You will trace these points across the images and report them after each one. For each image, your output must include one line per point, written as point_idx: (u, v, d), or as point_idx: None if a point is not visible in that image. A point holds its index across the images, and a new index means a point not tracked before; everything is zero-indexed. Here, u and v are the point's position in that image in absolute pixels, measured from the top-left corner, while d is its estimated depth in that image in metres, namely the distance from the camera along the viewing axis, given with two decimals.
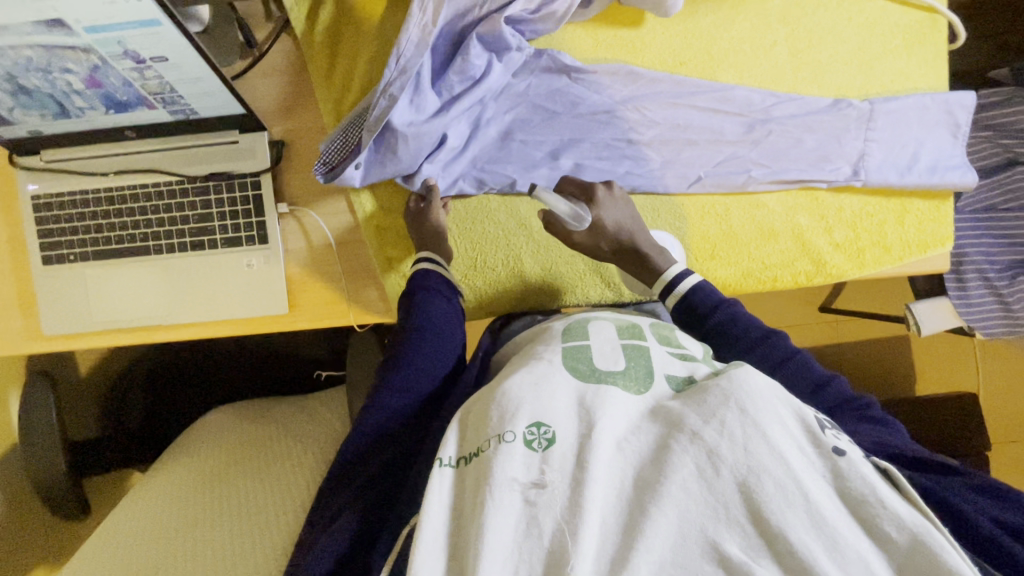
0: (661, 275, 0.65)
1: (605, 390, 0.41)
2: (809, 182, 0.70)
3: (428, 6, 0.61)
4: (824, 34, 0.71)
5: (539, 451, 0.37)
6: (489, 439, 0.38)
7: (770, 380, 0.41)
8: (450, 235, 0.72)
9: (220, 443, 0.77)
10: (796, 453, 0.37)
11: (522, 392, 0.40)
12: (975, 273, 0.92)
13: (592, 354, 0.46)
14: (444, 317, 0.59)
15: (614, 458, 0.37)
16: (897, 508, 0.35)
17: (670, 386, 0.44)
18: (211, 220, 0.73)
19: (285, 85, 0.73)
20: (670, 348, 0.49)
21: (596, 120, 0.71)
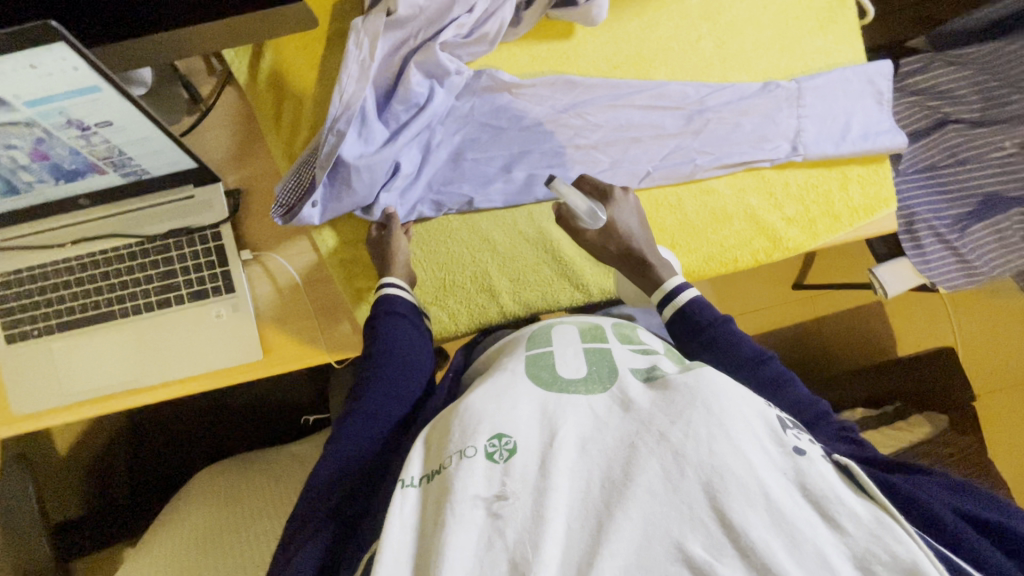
0: (661, 284, 0.65)
1: (569, 396, 0.41)
2: (752, 163, 0.73)
3: (363, 43, 0.65)
4: (744, 24, 0.75)
5: (501, 463, 0.37)
6: (451, 456, 0.38)
7: (733, 383, 0.42)
8: (415, 259, 0.73)
9: (208, 504, 0.75)
10: (759, 452, 0.37)
11: (482, 407, 0.40)
12: (927, 229, 0.95)
13: (553, 362, 0.46)
14: (409, 340, 0.58)
15: (578, 462, 0.37)
16: (853, 505, 0.36)
17: (636, 377, 0.44)
18: (175, 276, 0.72)
19: (234, 136, 0.74)
20: (631, 346, 0.50)
21: (542, 131, 0.73)
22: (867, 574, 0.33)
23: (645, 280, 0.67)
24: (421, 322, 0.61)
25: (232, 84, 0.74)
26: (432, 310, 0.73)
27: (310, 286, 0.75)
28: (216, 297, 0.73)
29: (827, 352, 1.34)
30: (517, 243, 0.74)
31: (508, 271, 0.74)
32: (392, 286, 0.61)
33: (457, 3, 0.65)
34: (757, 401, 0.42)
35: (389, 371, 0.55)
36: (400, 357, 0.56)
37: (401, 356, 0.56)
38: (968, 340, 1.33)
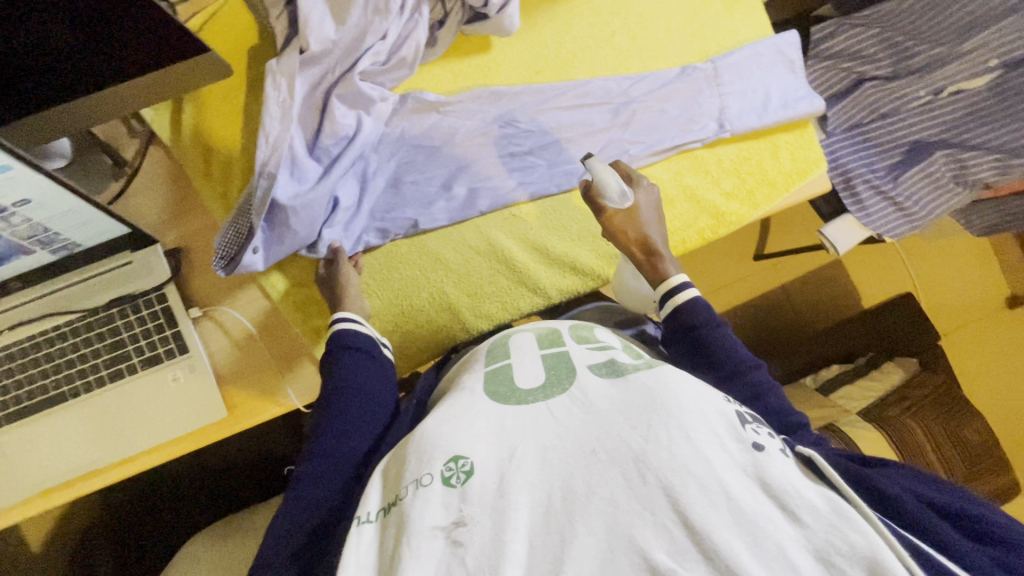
0: (665, 281, 0.64)
1: (527, 408, 0.40)
2: (684, 145, 0.74)
3: (282, 83, 0.65)
4: (653, 15, 0.77)
5: (458, 487, 0.36)
6: (409, 485, 0.38)
7: (695, 382, 0.42)
8: (368, 290, 0.72)
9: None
10: (720, 451, 0.36)
11: (437, 431, 0.39)
12: (864, 184, 0.99)
13: (511, 374, 0.45)
14: (367, 375, 0.57)
15: (538, 475, 0.36)
16: (813, 497, 0.35)
17: (594, 372, 0.43)
18: (125, 345, 0.70)
19: (166, 194, 0.73)
20: (589, 345, 0.49)
21: (476, 144, 0.73)
22: (828, 568, 0.33)
23: (649, 275, 0.66)
24: (379, 354, 0.60)
25: (156, 144, 0.73)
26: (394, 337, 0.72)
27: (267, 333, 0.74)
28: (171, 360, 0.70)
29: (797, 316, 1.37)
30: (469, 257, 0.74)
31: (464, 287, 0.73)
32: (344, 320, 0.60)
33: (370, 32, 0.66)
34: (716, 395, 0.41)
35: (351, 406, 0.54)
36: (358, 391, 0.55)
37: (360, 389, 0.56)
38: (924, 283, 1.38)
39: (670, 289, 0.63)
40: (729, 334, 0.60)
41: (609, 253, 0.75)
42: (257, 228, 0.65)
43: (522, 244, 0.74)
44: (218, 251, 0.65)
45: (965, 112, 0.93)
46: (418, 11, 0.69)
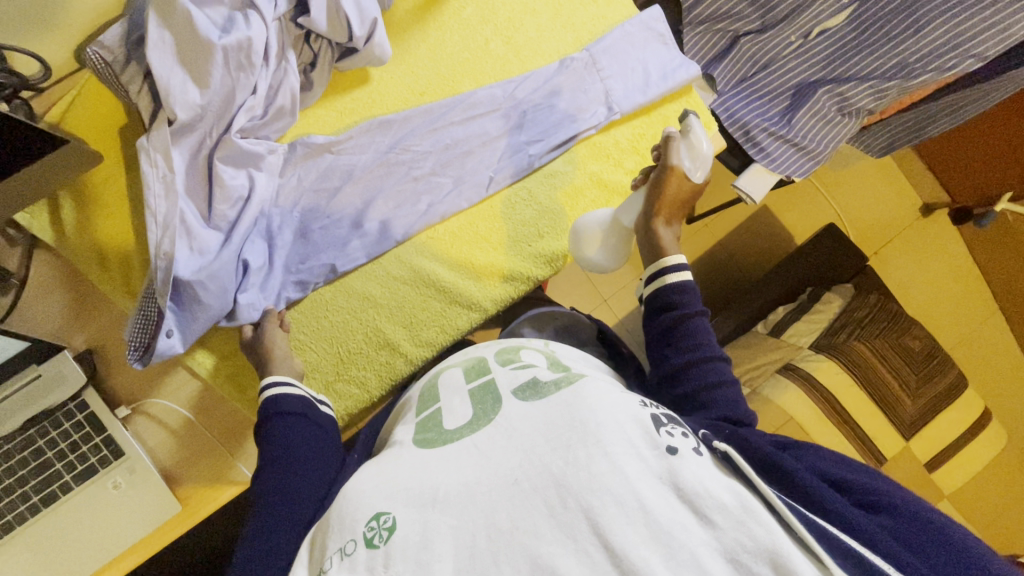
0: (661, 258, 0.65)
1: (452, 445, 0.46)
2: (579, 135, 0.76)
3: (157, 158, 0.62)
4: (521, 16, 0.78)
5: (380, 546, 0.40)
6: (332, 557, 0.41)
7: (612, 394, 0.46)
8: (301, 345, 0.70)
9: None
10: (636, 462, 0.40)
11: (361, 492, 0.44)
12: (763, 132, 1.03)
13: (439, 418, 0.50)
14: (301, 438, 0.57)
15: (458, 511, 0.40)
16: (721, 495, 0.39)
17: (517, 398, 0.48)
18: (53, 465, 0.65)
19: (66, 297, 0.69)
20: (512, 365, 0.54)
21: (377, 176, 0.73)
22: (736, 564, 0.37)
23: (651, 245, 0.67)
24: (316, 413, 0.61)
25: (43, 247, 0.70)
26: (338, 386, 0.70)
27: (205, 415, 0.71)
28: (107, 468, 0.66)
29: (739, 268, 1.41)
30: (396, 289, 0.73)
31: (398, 319, 0.72)
32: (272, 385, 0.60)
33: (238, 89, 0.64)
34: (634, 404, 0.45)
35: (290, 474, 0.54)
36: (293, 458, 0.55)
37: (297, 454, 0.55)
38: (846, 210, 1.45)
39: (667, 267, 0.64)
40: (707, 324, 0.62)
41: (534, 251, 0.75)
42: (165, 311, 0.62)
43: (447, 263, 0.74)
44: (129, 344, 0.62)
45: (833, 52, 0.99)
46: (284, 57, 0.68)
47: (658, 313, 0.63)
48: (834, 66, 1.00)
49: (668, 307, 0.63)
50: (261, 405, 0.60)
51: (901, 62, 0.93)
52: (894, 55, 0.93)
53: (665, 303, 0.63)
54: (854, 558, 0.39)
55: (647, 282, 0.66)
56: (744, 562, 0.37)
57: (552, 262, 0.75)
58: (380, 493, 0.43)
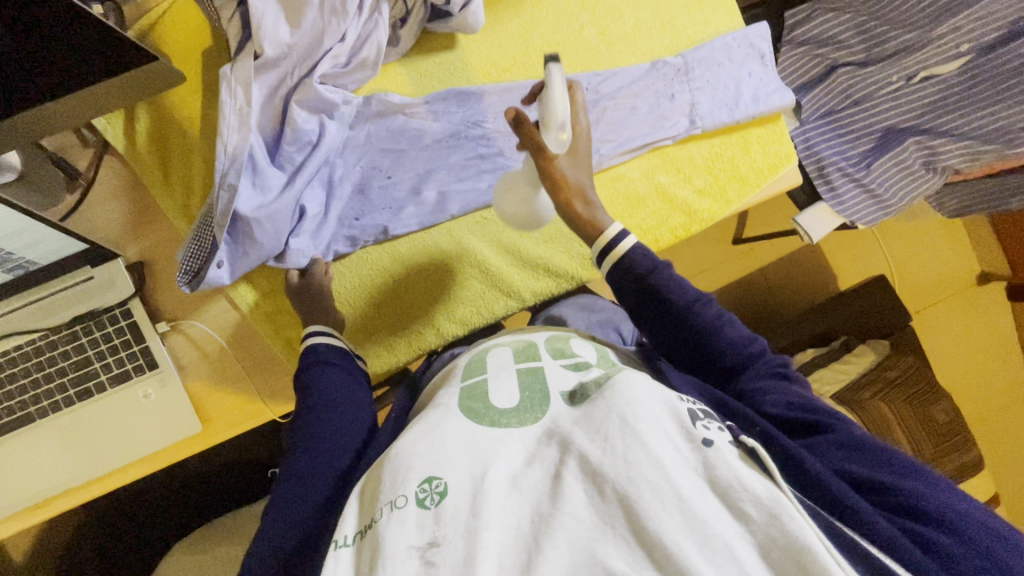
0: (602, 235, 0.63)
1: (500, 430, 0.47)
2: (656, 143, 0.73)
3: (237, 90, 0.62)
4: (622, 8, 0.75)
5: (430, 507, 0.42)
6: (383, 508, 0.43)
7: (648, 383, 0.46)
8: (340, 300, 0.71)
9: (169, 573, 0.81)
10: (669, 453, 0.41)
11: (412, 453, 0.45)
12: (837, 172, 0.99)
13: (486, 389, 0.52)
14: (339, 388, 0.59)
15: (506, 493, 0.42)
16: (756, 490, 0.40)
17: (566, 401, 0.48)
18: (91, 363, 0.68)
19: (126, 205, 0.70)
20: (563, 360, 0.55)
21: (444, 146, 0.72)
22: (769, 559, 0.38)
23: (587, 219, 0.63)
24: (352, 365, 0.63)
25: (111, 153, 0.70)
26: (368, 345, 0.71)
27: (237, 345, 0.72)
28: (141, 376, 0.69)
29: (775, 299, 1.38)
30: (441, 262, 0.73)
31: (438, 291, 0.73)
32: (312, 335, 0.62)
33: (327, 34, 0.62)
34: (671, 393, 0.45)
35: (326, 419, 0.56)
36: (331, 407, 0.58)
37: (333, 401, 0.58)
38: (898, 263, 1.41)
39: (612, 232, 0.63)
40: (671, 272, 0.63)
41: (583, 252, 0.75)
42: (220, 241, 0.63)
43: (495, 247, 0.74)
44: (181, 265, 0.63)
45: (933, 99, 0.94)
46: (377, 9, 0.66)
47: (640, 283, 0.62)
48: (930, 115, 0.95)
49: (637, 276, 0.62)
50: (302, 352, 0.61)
51: (1004, 128, 0.89)
52: (997, 119, 0.89)
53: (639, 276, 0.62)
54: (857, 552, 0.42)
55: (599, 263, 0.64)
56: (779, 556, 0.38)
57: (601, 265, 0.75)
58: (424, 458, 0.45)
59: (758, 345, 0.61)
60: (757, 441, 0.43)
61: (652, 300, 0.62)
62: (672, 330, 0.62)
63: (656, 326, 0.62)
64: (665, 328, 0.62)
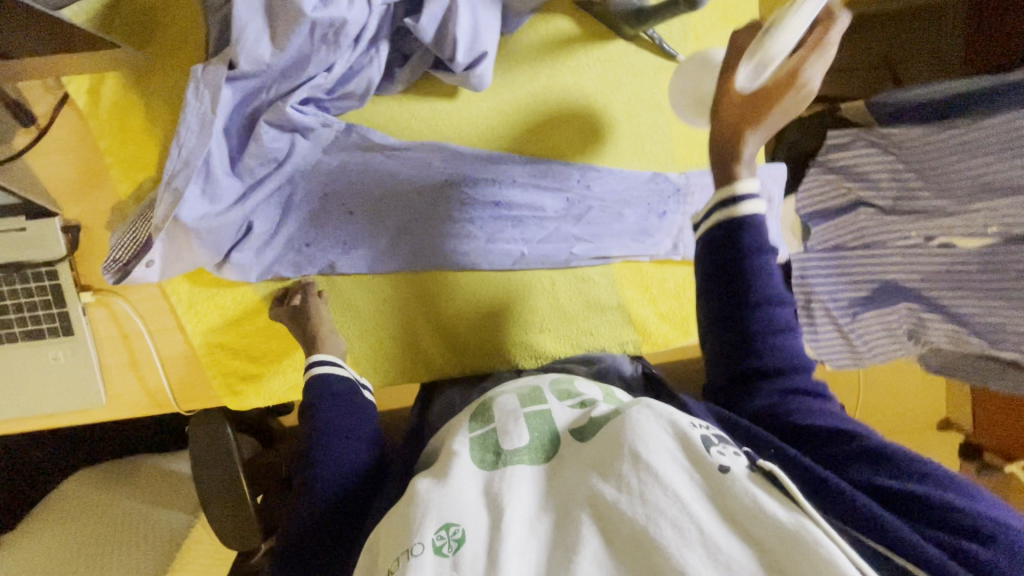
0: (732, 186, 0.53)
1: (513, 466, 0.46)
2: (632, 257, 0.72)
3: (205, 94, 0.56)
4: (642, 106, 0.70)
5: (449, 555, 0.39)
6: (400, 556, 0.41)
7: (659, 410, 0.46)
8: (336, 318, 0.70)
9: (90, 489, 0.85)
10: (684, 485, 0.41)
11: (429, 497, 0.44)
12: (822, 311, 0.99)
13: (497, 438, 0.50)
14: (349, 416, 0.60)
15: (525, 539, 0.41)
16: (777, 513, 0.38)
17: (574, 439, 0.49)
18: (5, 313, 0.66)
19: (75, 162, 0.67)
20: (569, 401, 0.55)
21: (416, 197, 0.68)
22: None
23: (715, 167, 0.55)
24: (359, 395, 0.63)
25: (68, 104, 0.65)
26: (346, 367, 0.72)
27: (159, 333, 0.71)
28: (54, 339, 0.68)
29: None
30: (380, 311, 0.71)
31: (378, 337, 0.71)
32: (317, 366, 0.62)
33: (313, 61, 0.57)
34: (680, 419, 0.44)
35: (336, 449, 0.57)
36: (345, 437, 0.58)
37: (347, 433, 0.58)
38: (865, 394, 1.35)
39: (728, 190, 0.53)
40: (771, 262, 0.54)
41: (526, 341, 0.73)
42: (153, 240, 0.60)
43: (441, 312, 0.71)
44: (108, 255, 0.60)
45: (936, 270, 0.85)
46: (376, 45, 0.61)
47: (712, 252, 0.54)
48: (927, 285, 0.86)
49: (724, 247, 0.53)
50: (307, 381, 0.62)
51: (998, 327, 0.81)
52: (997, 313, 0.80)
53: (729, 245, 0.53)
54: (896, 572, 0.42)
55: (709, 219, 0.55)
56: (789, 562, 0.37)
57: (541, 358, 0.73)
58: (425, 511, 0.43)
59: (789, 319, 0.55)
60: (774, 467, 0.42)
61: (727, 281, 0.53)
62: (728, 317, 0.54)
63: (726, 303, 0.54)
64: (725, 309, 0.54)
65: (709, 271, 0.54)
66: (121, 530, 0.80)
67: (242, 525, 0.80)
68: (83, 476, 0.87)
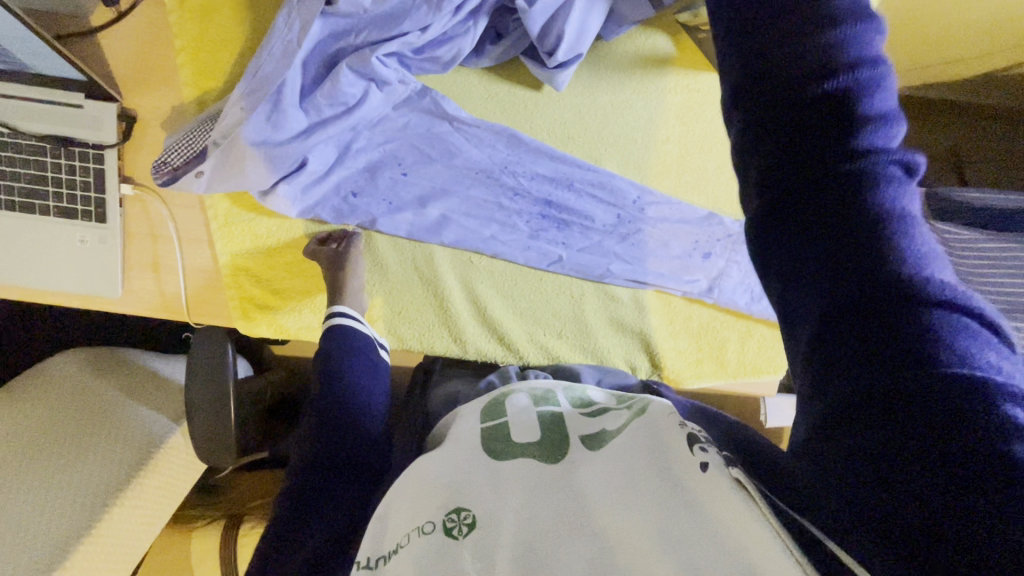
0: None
1: (519, 457, 0.49)
2: (665, 287, 0.72)
3: (294, 22, 0.55)
4: (717, 142, 0.69)
5: (458, 537, 0.43)
6: (411, 532, 0.44)
7: (661, 417, 0.46)
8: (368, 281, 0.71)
9: (73, 374, 0.84)
10: (669, 484, 0.40)
11: (446, 481, 0.47)
12: None
13: (508, 430, 0.53)
14: (363, 378, 0.61)
15: (520, 523, 0.42)
16: (746, 511, 0.35)
17: (583, 444, 0.49)
18: (45, 185, 0.67)
19: (147, 54, 0.66)
20: (584, 407, 0.57)
21: (471, 175, 0.67)
22: None
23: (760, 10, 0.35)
24: (375, 357, 0.65)
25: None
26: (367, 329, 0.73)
27: (186, 242, 0.70)
28: (84, 223, 0.68)
29: None
30: (408, 276, 0.71)
31: (402, 302, 0.72)
32: (339, 318, 0.64)
33: (411, 18, 0.57)
34: (674, 426, 0.44)
35: (350, 397, 0.59)
36: (353, 396, 0.60)
37: (354, 392, 0.60)
38: None
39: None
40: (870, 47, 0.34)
41: (541, 342, 0.73)
42: (208, 154, 0.59)
43: (466, 291, 0.72)
44: (160, 157, 0.60)
45: None
46: (475, 18, 0.60)
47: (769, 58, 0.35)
48: None
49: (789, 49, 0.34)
50: (325, 332, 0.64)
51: None
52: None
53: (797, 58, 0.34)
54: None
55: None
56: (755, 555, 0.34)
57: (552, 362, 0.74)
58: (436, 498, 0.46)
59: (892, 137, 0.34)
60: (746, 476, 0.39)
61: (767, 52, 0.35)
62: (768, 156, 0.35)
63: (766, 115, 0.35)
64: (776, 121, 0.35)
65: (753, 106, 0.36)
66: (96, 424, 0.81)
67: (221, 446, 0.80)
68: (71, 358, 0.87)
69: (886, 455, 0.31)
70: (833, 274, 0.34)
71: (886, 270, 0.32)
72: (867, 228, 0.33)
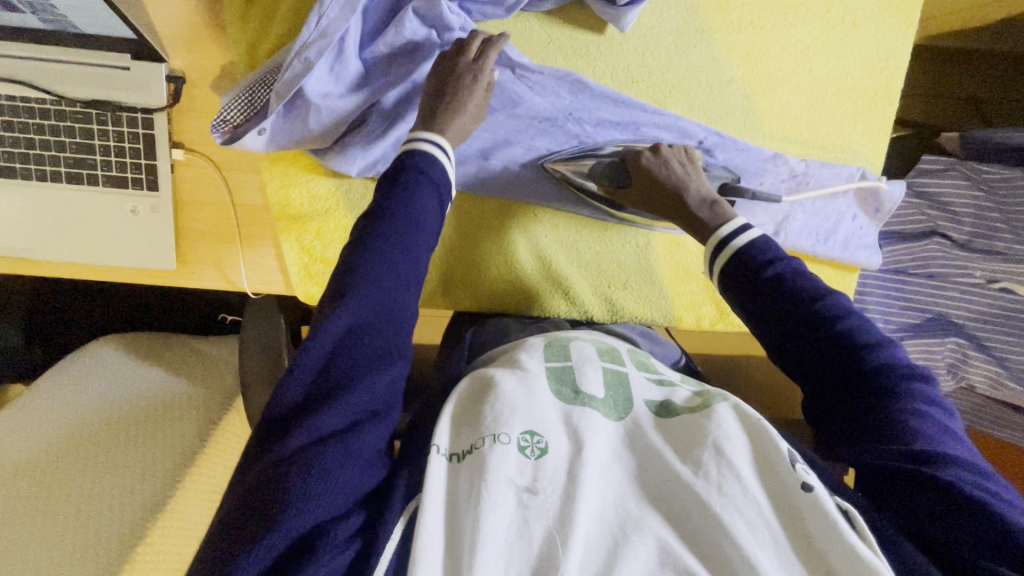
0: None
1: (592, 411, 0.48)
2: None
3: None
4: (781, 81, 0.68)
5: (532, 458, 0.42)
6: (485, 438, 0.43)
7: (753, 419, 0.46)
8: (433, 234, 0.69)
9: (125, 359, 0.84)
10: (764, 490, 0.43)
11: (516, 400, 0.46)
12: None
13: (576, 376, 0.52)
14: (426, 211, 0.54)
15: (599, 478, 0.43)
16: (849, 536, 0.39)
17: (648, 408, 0.50)
18: (93, 153, 0.64)
19: (191, 12, 0.63)
20: (647, 373, 0.57)
21: (535, 124, 0.66)
22: None
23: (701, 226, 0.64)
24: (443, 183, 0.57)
25: None
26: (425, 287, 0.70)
27: (240, 208, 0.69)
28: (136, 193, 0.66)
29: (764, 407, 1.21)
30: (466, 234, 0.69)
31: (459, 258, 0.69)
32: (427, 141, 0.56)
33: None
34: (771, 428, 0.45)
35: (413, 234, 0.52)
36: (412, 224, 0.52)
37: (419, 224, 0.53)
38: None
39: (735, 250, 0.59)
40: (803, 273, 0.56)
41: (608, 296, 0.72)
42: (271, 110, 0.57)
43: (531, 247, 0.71)
44: (220, 114, 0.58)
45: (997, 313, 0.84)
46: None
47: (775, 323, 0.54)
48: (984, 325, 0.86)
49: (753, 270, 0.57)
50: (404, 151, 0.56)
51: None
52: None
53: (749, 264, 0.58)
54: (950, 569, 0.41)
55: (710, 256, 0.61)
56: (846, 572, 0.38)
57: (614, 317, 0.73)
58: (530, 413, 0.45)
59: (855, 316, 0.53)
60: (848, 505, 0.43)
61: (757, 298, 0.56)
62: (800, 362, 0.53)
63: (771, 318, 0.55)
64: (762, 299, 0.55)
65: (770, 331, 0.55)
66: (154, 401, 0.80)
67: None
68: (114, 346, 0.86)
69: (911, 501, 0.44)
70: (843, 417, 0.50)
71: (885, 407, 0.48)
72: (868, 379, 0.49)
